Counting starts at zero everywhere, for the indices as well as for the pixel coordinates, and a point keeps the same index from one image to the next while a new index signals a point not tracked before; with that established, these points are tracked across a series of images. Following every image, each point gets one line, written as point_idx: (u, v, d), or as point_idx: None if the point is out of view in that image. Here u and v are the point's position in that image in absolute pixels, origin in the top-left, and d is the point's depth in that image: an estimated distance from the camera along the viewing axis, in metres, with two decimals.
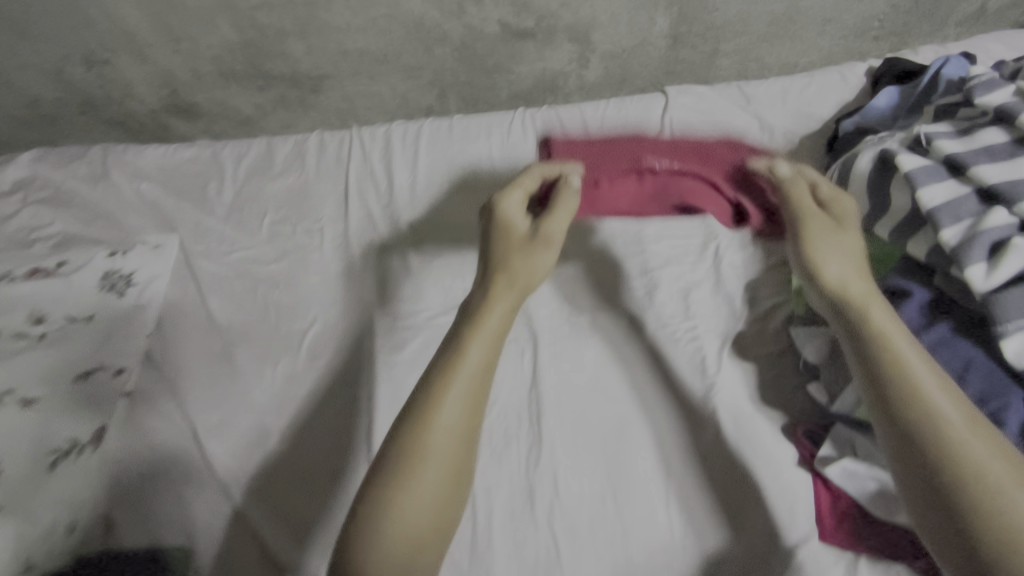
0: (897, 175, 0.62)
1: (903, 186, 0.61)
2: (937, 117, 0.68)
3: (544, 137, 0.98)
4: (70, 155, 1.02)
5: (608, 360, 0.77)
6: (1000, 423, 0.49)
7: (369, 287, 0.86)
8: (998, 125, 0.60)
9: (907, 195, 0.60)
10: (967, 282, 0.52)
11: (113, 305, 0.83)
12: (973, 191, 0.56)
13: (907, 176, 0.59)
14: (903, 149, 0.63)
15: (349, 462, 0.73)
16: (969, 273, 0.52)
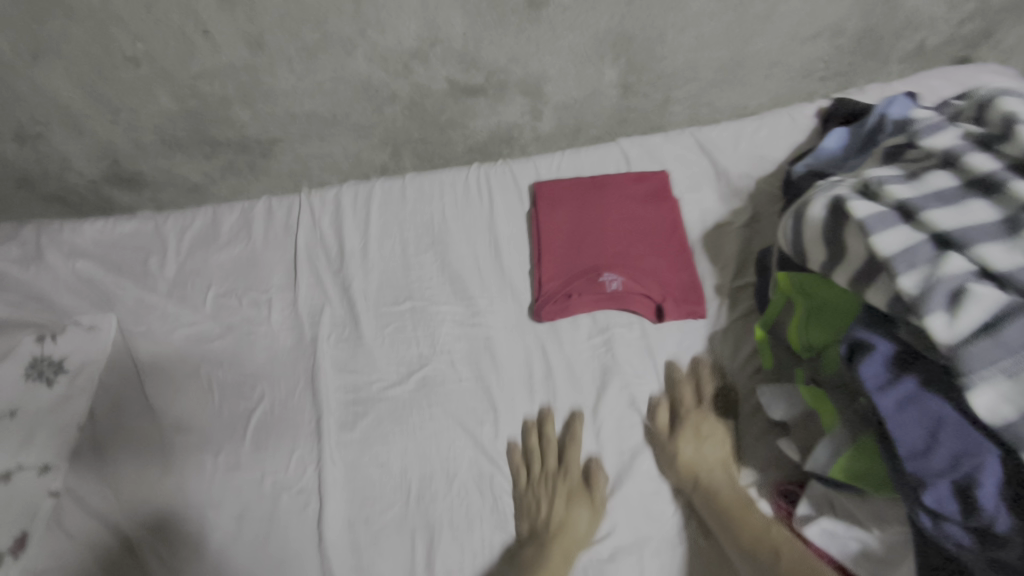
0: (849, 222, 0.60)
1: (857, 233, 0.59)
2: (886, 161, 0.68)
3: (499, 192, 0.96)
4: (2, 235, 0.97)
5: (573, 425, 0.74)
6: (975, 485, 0.46)
7: (319, 359, 0.81)
8: (946, 168, 0.59)
9: (862, 243, 0.58)
10: (930, 334, 0.49)
11: (40, 396, 0.76)
12: (927, 237, 0.54)
13: (859, 223, 0.57)
14: (853, 194, 0.62)
15: (298, 557, 0.68)
16: (932, 325, 0.49)
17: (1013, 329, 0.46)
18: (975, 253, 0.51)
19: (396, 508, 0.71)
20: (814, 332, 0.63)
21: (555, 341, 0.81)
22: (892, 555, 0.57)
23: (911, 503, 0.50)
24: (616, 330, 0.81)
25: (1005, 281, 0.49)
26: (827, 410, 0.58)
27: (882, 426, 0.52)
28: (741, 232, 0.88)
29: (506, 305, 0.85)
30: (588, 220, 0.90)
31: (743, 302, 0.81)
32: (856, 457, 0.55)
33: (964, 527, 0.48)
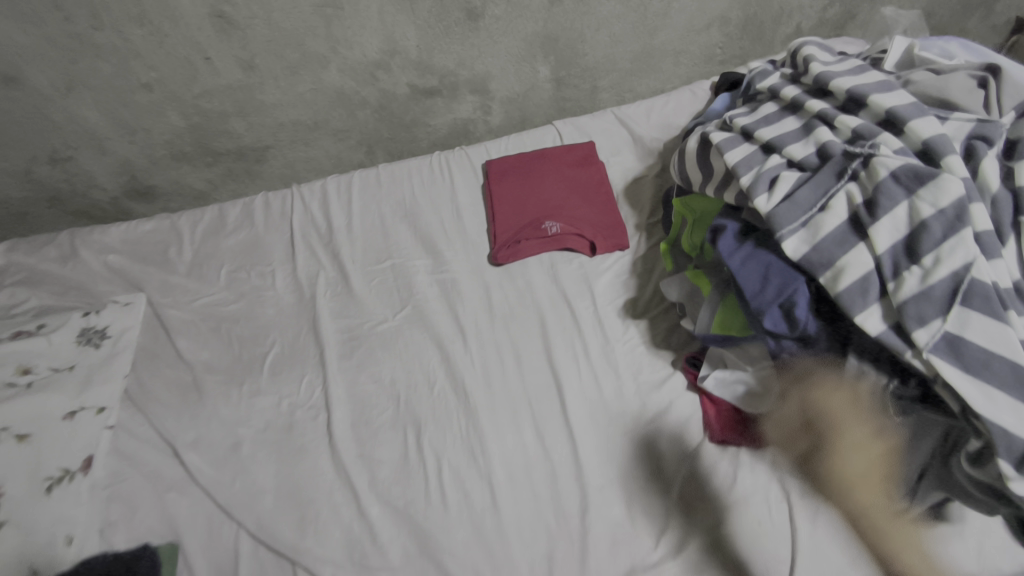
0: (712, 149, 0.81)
1: (717, 153, 0.79)
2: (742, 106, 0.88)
3: (457, 170, 1.16)
4: (41, 242, 1.14)
5: (527, 335, 0.92)
6: (793, 304, 0.64)
7: (319, 310, 0.99)
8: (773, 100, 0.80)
9: (720, 159, 0.77)
10: (757, 208, 0.68)
11: (90, 355, 0.93)
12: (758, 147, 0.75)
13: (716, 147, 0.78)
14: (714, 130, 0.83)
15: (312, 454, 0.84)
16: (758, 202, 0.68)
17: (804, 192, 0.65)
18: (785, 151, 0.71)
19: (390, 411, 0.87)
20: (696, 233, 0.82)
21: (509, 277, 0.99)
22: (764, 386, 0.75)
23: (762, 333, 0.68)
24: (559, 266, 0.99)
25: (803, 165, 0.69)
26: (705, 284, 0.77)
27: (734, 279, 0.70)
28: (652, 183, 1.09)
29: (469, 255, 1.04)
30: (527, 187, 1.08)
31: (656, 233, 1.02)
32: (726, 311, 0.74)
33: (794, 340, 0.65)
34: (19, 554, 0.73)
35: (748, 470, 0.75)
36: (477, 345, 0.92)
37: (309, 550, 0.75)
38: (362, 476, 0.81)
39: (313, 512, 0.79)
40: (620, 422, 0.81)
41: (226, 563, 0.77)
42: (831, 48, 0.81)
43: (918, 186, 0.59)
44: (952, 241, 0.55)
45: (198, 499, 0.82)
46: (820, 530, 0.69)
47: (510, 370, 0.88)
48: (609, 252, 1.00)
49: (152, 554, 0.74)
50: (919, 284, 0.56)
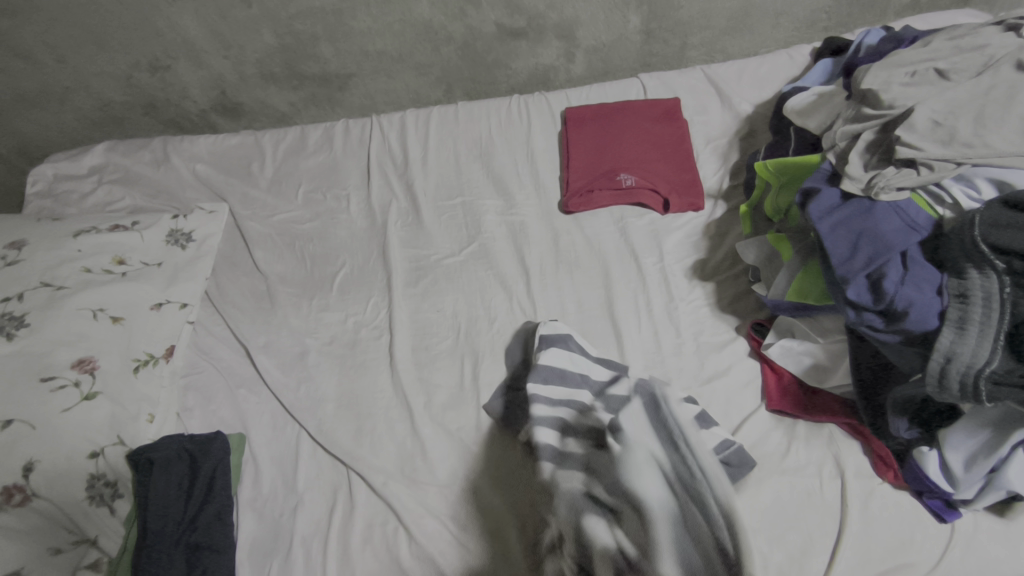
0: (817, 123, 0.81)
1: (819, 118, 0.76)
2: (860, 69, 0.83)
3: (535, 114, 1.14)
4: (137, 146, 1.21)
5: (592, 285, 0.92)
6: (884, 275, 0.60)
7: (388, 238, 1.02)
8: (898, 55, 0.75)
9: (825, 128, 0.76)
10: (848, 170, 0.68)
11: (177, 255, 0.97)
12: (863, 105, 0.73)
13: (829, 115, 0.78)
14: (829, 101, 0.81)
15: (372, 370, 0.88)
16: (845, 185, 0.67)
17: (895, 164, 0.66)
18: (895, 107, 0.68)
19: (449, 341, 0.89)
20: (782, 197, 0.80)
21: (578, 226, 0.99)
22: (833, 362, 0.73)
23: (842, 304, 0.65)
24: (629, 220, 0.98)
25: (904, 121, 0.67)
26: (787, 251, 0.75)
27: (820, 243, 0.67)
28: (736, 149, 1.05)
29: (539, 200, 1.04)
30: (606, 137, 1.06)
31: (734, 198, 0.99)
32: (806, 279, 0.72)
33: (877, 313, 0.62)
34: (110, 419, 0.77)
35: (804, 442, 0.73)
36: (539, 289, 0.92)
37: (364, 456, 0.80)
38: (418, 395, 0.84)
39: (371, 423, 0.83)
40: (676, 379, 0.80)
41: (285, 458, 0.82)
42: (965, 27, 0.74)
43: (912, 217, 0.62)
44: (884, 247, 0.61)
45: (265, 398, 0.87)
46: (873, 509, 0.68)
47: (570, 315, 0.89)
48: (682, 211, 0.98)
49: (222, 441, 0.79)
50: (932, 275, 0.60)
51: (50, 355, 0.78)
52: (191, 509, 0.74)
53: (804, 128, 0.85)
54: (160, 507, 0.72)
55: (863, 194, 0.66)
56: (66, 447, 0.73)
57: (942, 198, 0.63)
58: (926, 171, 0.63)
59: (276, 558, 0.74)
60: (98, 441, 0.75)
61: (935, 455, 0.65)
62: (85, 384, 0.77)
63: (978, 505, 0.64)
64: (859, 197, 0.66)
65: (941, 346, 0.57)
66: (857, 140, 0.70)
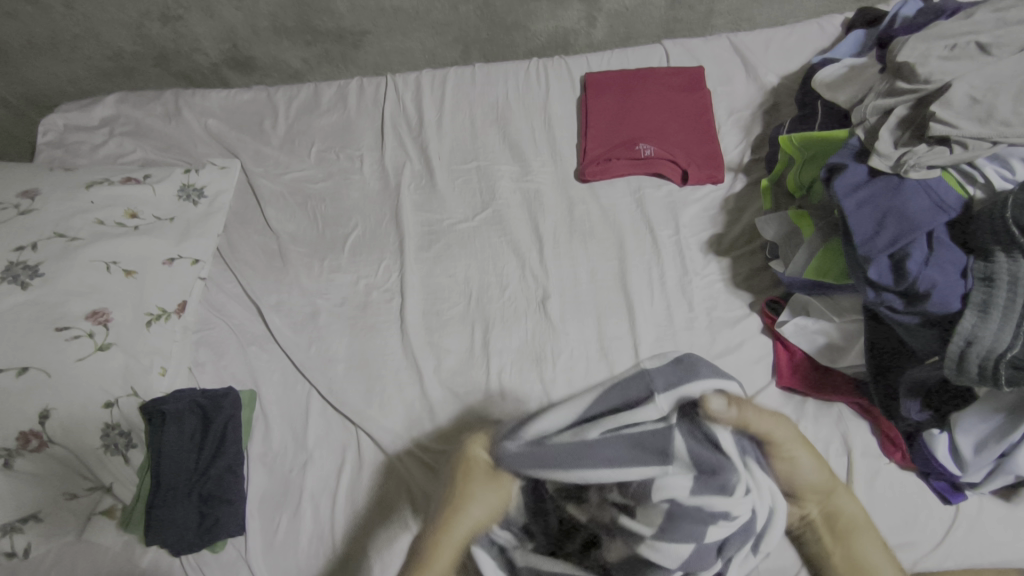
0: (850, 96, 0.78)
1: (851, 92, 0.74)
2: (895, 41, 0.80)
3: (554, 79, 1.12)
4: (148, 98, 1.19)
5: (606, 256, 0.91)
6: (908, 256, 0.59)
7: (401, 201, 1.01)
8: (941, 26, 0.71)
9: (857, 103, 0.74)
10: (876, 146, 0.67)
11: (189, 211, 0.97)
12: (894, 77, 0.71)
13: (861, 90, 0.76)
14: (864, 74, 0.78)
15: (383, 333, 0.88)
16: (873, 162, 0.65)
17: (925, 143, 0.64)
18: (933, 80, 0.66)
19: (460, 306, 0.89)
20: (806, 172, 0.78)
21: (593, 195, 0.98)
22: (847, 340, 0.73)
23: (862, 283, 0.64)
24: (646, 191, 0.97)
25: (939, 94, 0.65)
26: (808, 227, 0.74)
27: (844, 221, 0.66)
28: (759, 122, 1.03)
29: (555, 167, 1.02)
30: (626, 105, 1.04)
31: (755, 172, 0.97)
32: (827, 257, 0.71)
33: (898, 294, 0.61)
34: (124, 371, 0.78)
35: (812, 421, 0.73)
36: (552, 257, 0.92)
37: (374, 416, 0.80)
38: (429, 359, 0.84)
39: (381, 384, 0.83)
40: (686, 353, 0.80)
41: (296, 414, 0.83)
42: None
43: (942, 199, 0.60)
44: (909, 224, 0.60)
45: (276, 355, 0.88)
46: (878, 489, 0.68)
47: (583, 285, 0.88)
48: (701, 183, 0.96)
49: (234, 397, 0.79)
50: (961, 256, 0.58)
51: (63, 305, 0.78)
52: (203, 461, 0.75)
53: (832, 102, 0.82)
54: (173, 460, 0.73)
55: (891, 171, 0.64)
56: (80, 396, 0.74)
57: (974, 177, 0.61)
58: (959, 149, 0.61)
59: (286, 512, 0.76)
60: (112, 391, 0.76)
61: (945, 438, 0.65)
62: (99, 335, 0.78)
63: (985, 488, 0.65)
64: (887, 173, 0.64)
65: (962, 329, 0.56)
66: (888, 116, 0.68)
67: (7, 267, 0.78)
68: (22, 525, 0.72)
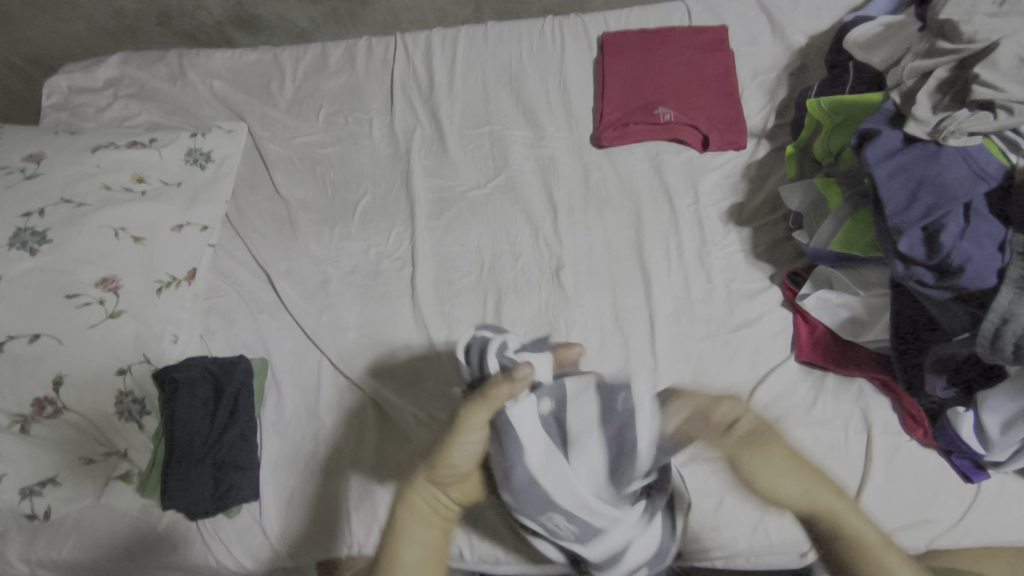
0: (886, 55, 0.74)
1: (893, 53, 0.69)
2: None
3: (570, 39, 1.07)
4: (152, 59, 1.17)
5: (623, 225, 0.88)
6: (942, 228, 0.56)
7: (412, 166, 0.98)
8: None
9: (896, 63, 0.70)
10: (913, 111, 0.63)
11: (196, 175, 0.95)
12: (937, 34, 0.66)
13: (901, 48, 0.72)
14: (901, 31, 0.73)
15: (394, 302, 0.87)
16: (909, 129, 0.62)
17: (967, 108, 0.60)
18: (981, 37, 0.61)
19: (472, 276, 0.87)
20: (834, 139, 0.75)
21: (610, 162, 0.95)
22: (872, 315, 0.71)
23: (890, 256, 0.61)
24: (664, 157, 0.93)
25: (985, 54, 0.61)
26: (835, 198, 0.71)
27: (875, 191, 0.63)
28: (785, 85, 0.98)
29: (571, 132, 0.99)
30: (645, 66, 0.99)
31: (780, 137, 0.94)
32: (854, 228, 0.68)
33: (929, 269, 0.58)
34: (135, 338, 0.77)
35: (832, 398, 0.71)
36: (566, 225, 0.89)
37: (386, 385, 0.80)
38: (441, 329, 0.83)
39: (392, 354, 0.82)
40: (703, 325, 0.78)
41: (308, 382, 0.83)
42: None
43: (983, 168, 0.57)
44: (947, 194, 0.57)
45: (287, 324, 0.87)
46: (898, 466, 0.67)
47: (597, 255, 0.86)
48: (722, 150, 0.93)
49: (245, 364, 0.79)
50: (999, 230, 0.56)
51: (73, 272, 0.77)
52: (216, 428, 0.75)
53: (866, 63, 0.78)
54: (187, 427, 0.73)
55: (929, 138, 0.61)
56: (92, 364, 0.74)
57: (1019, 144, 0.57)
58: (1004, 115, 0.57)
59: (300, 478, 0.77)
60: (124, 358, 0.76)
61: (971, 416, 0.63)
62: (110, 302, 0.77)
63: (1009, 467, 0.64)
64: (924, 140, 0.61)
65: (998, 306, 0.53)
66: (926, 79, 0.64)
67: (15, 233, 0.77)
68: (42, 488, 0.73)
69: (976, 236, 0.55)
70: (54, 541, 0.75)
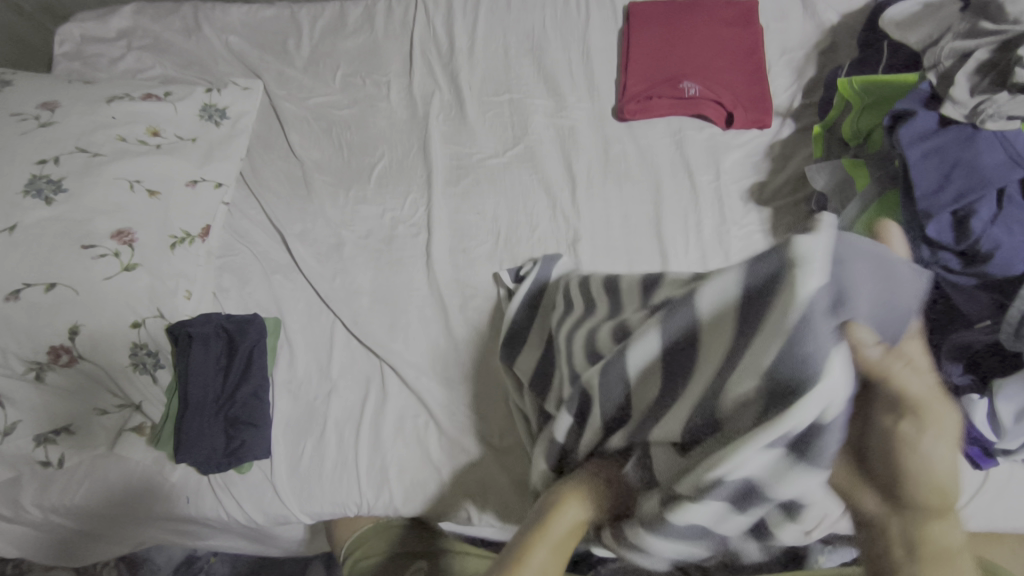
0: (926, 34, 0.72)
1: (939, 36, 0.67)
2: None
3: (595, 7, 1.04)
4: (167, 11, 1.14)
5: (643, 200, 0.87)
6: (973, 214, 0.56)
7: (430, 132, 0.97)
8: None
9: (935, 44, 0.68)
10: (951, 92, 0.61)
11: (211, 131, 0.94)
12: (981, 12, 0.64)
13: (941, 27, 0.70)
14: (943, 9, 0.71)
15: (409, 268, 0.86)
16: (945, 110, 0.61)
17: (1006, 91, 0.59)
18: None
19: (489, 244, 0.87)
20: (864, 119, 0.73)
21: (631, 135, 0.93)
22: None
23: (916, 239, 0.60)
24: (687, 133, 0.92)
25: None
26: (862, 178, 0.71)
27: (904, 171, 0.62)
28: (813, 63, 0.96)
29: (592, 104, 0.98)
30: (672, 39, 0.97)
31: (806, 118, 0.92)
32: (878, 210, 0.67)
33: (956, 253, 0.57)
34: (150, 292, 0.77)
35: None
36: (585, 197, 0.88)
37: (400, 349, 0.80)
38: (456, 296, 0.83)
39: (405, 319, 0.82)
40: None
41: (322, 344, 0.83)
42: None
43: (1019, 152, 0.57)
44: (982, 180, 0.56)
45: (301, 285, 0.87)
46: None
47: (616, 228, 0.85)
48: (746, 128, 0.92)
49: (260, 322, 0.79)
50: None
51: (90, 223, 0.76)
52: (229, 384, 0.76)
53: (901, 42, 0.76)
54: (199, 381, 0.74)
55: (965, 120, 0.60)
56: (107, 316, 0.73)
57: None
58: None
59: (311, 439, 0.76)
60: (139, 311, 0.75)
61: (984, 404, 0.62)
62: (125, 255, 0.76)
63: (1018, 455, 0.64)
64: (960, 123, 0.60)
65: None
66: (966, 60, 0.63)
67: (30, 180, 0.76)
68: (55, 437, 0.74)
69: (1010, 222, 0.55)
70: (66, 489, 0.76)
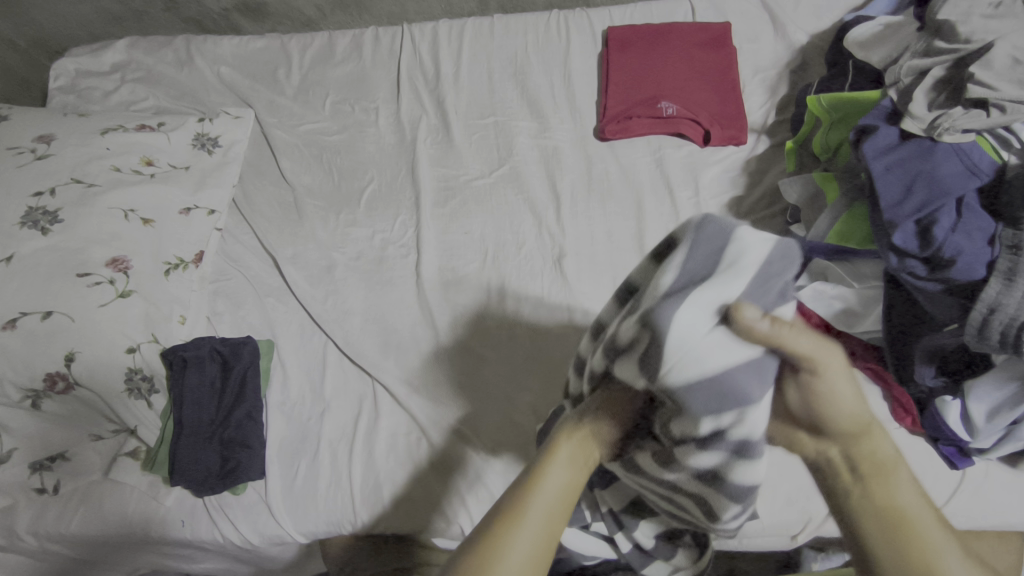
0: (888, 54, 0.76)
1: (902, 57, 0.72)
2: None
3: (575, 33, 1.08)
4: (159, 44, 1.17)
5: (625, 215, 0.90)
6: (935, 223, 0.58)
7: (418, 155, 0.99)
8: None
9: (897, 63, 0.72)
10: (909, 107, 0.65)
11: (204, 160, 0.96)
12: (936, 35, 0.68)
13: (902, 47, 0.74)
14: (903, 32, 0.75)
15: (400, 287, 0.88)
16: (905, 125, 0.64)
17: (959, 108, 0.62)
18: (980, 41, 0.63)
19: (477, 263, 0.89)
20: (833, 134, 0.77)
21: (612, 155, 0.97)
22: (865, 307, 0.69)
23: (885, 248, 0.63)
24: (666, 151, 0.95)
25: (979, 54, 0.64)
26: (832, 191, 0.73)
27: (870, 183, 0.65)
28: (785, 81, 1.00)
29: (573, 124, 1.01)
30: (649, 61, 1.01)
31: (781, 133, 0.96)
32: (849, 221, 0.70)
33: (921, 260, 0.60)
34: (144, 317, 0.78)
35: None
36: (570, 215, 0.91)
37: (390, 367, 0.81)
38: (444, 316, 0.84)
39: (398, 337, 0.84)
40: None
41: (315, 366, 0.84)
42: None
43: (975, 163, 0.59)
44: (942, 190, 0.59)
45: (294, 308, 0.89)
46: None
47: (600, 244, 0.88)
48: (723, 144, 0.95)
49: (252, 344, 0.81)
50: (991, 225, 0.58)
51: (85, 252, 0.78)
52: (224, 406, 0.78)
53: (864, 61, 0.80)
54: (194, 405, 0.76)
55: (924, 133, 0.63)
56: (102, 342, 0.74)
57: (1010, 141, 0.59)
58: (997, 113, 0.60)
59: (305, 459, 0.77)
60: (134, 337, 0.76)
61: (958, 405, 0.64)
62: (120, 282, 0.78)
63: (994, 454, 0.66)
64: (920, 137, 0.64)
65: (985, 297, 0.55)
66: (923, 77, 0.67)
67: (26, 212, 0.78)
68: (51, 463, 0.76)
69: (970, 229, 0.57)
70: (60, 517, 0.76)
